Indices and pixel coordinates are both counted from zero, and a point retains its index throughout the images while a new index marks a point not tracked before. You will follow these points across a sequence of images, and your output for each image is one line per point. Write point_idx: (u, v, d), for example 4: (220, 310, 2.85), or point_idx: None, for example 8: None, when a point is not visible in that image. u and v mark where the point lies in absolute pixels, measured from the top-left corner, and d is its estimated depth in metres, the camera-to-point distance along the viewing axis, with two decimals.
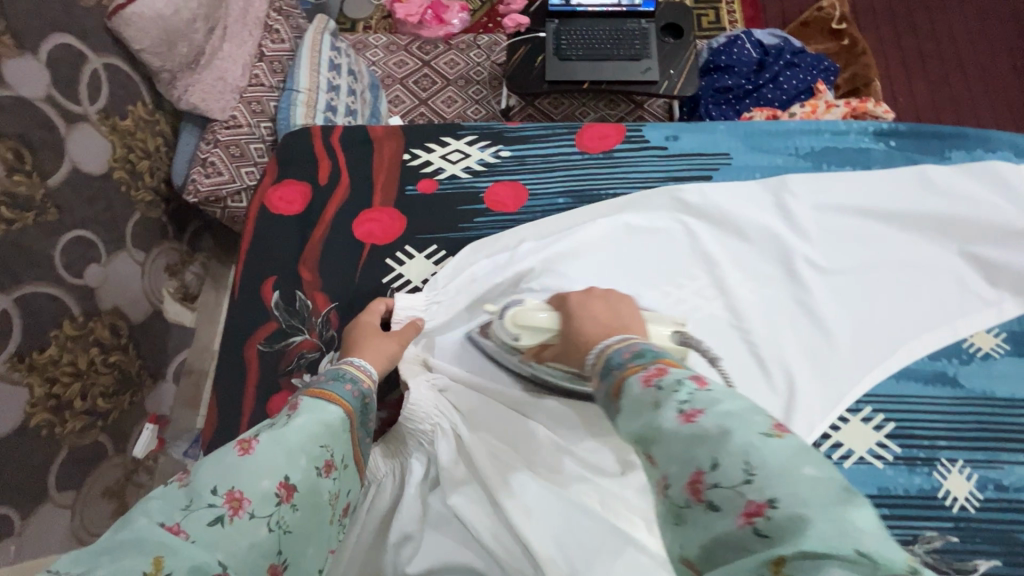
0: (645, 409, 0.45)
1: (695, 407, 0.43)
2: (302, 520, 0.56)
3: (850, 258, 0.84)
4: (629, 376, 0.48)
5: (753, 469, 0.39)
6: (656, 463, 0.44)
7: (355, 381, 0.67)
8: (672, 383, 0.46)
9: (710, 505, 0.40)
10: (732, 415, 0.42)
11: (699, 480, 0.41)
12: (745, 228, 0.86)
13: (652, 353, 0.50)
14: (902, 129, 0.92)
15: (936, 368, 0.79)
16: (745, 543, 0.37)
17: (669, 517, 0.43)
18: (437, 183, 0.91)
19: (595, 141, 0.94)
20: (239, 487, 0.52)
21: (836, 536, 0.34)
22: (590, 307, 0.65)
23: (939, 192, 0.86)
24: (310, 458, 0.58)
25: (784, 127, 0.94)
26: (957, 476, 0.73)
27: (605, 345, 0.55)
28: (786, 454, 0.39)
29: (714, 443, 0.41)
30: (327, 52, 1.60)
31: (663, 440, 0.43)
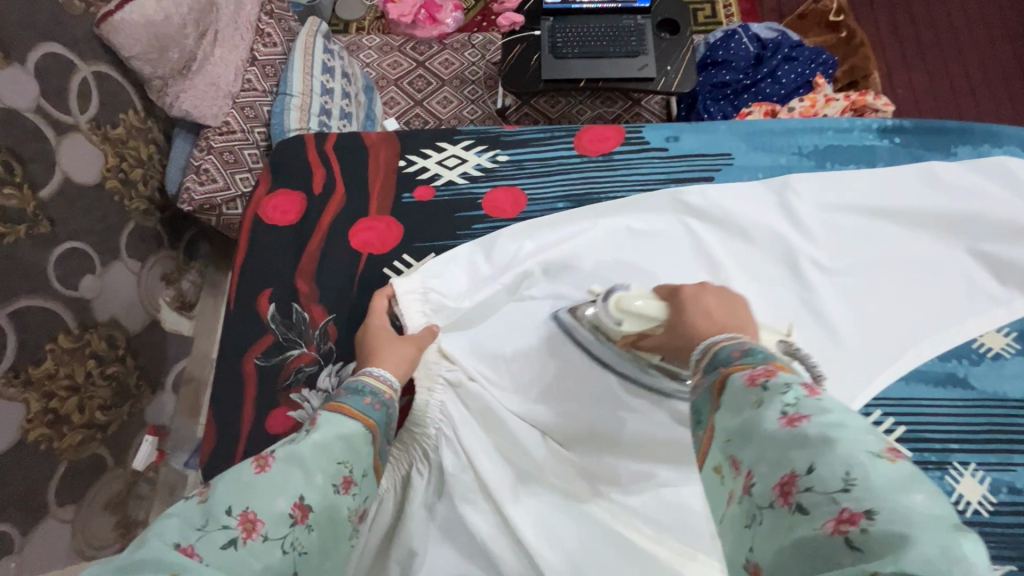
0: (745, 407, 0.44)
1: (801, 412, 0.41)
2: (318, 542, 0.52)
3: (854, 257, 0.82)
4: (732, 372, 0.47)
5: (854, 479, 0.36)
6: (745, 462, 0.43)
7: (374, 395, 0.65)
8: (780, 385, 0.44)
9: (798, 508, 0.38)
10: (843, 426, 0.39)
11: (791, 485, 0.39)
12: (749, 229, 0.84)
13: (765, 355, 0.48)
14: (907, 125, 0.91)
15: (947, 370, 0.77)
16: (834, 554, 0.35)
17: (746, 515, 0.42)
18: (434, 190, 0.90)
19: (595, 143, 0.92)
20: (253, 508, 0.50)
21: (942, 561, 0.31)
22: (708, 299, 0.59)
23: (945, 189, 0.84)
24: (326, 475, 0.54)
25: (787, 126, 0.92)
26: (970, 480, 0.72)
27: (713, 340, 0.52)
28: (894, 476, 0.36)
29: (814, 450, 0.39)
30: (321, 55, 1.59)
31: (757, 438, 0.42)
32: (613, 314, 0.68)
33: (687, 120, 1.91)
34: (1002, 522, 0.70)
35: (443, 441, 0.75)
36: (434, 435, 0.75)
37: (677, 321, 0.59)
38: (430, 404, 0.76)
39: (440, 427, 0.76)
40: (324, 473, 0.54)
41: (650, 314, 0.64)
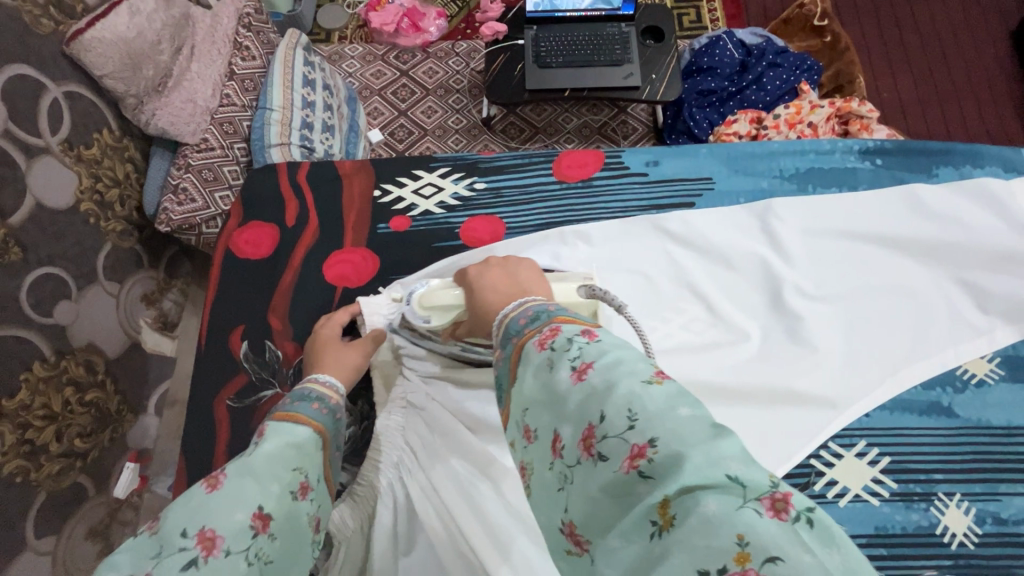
0: (540, 372, 0.43)
1: (586, 361, 0.41)
2: (283, 548, 0.51)
3: (836, 281, 0.81)
4: (526, 341, 0.45)
5: (635, 414, 0.37)
6: (545, 432, 0.41)
7: (321, 400, 0.64)
8: (564, 341, 0.43)
9: (598, 457, 0.37)
10: (620, 364, 0.40)
11: (591, 436, 0.38)
12: (730, 256, 0.83)
13: (548, 314, 0.47)
14: (887, 147, 0.91)
15: (931, 398, 0.77)
16: (631, 488, 0.35)
17: (553, 482, 0.40)
18: (410, 220, 0.88)
19: (573, 169, 0.91)
20: (210, 525, 0.47)
21: (709, 465, 0.33)
22: (493, 275, 0.61)
23: (928, 214, 0.84)
24: (282, 483, 0.53)
25: (768, 148, 0.91)
26: (954, 511, 0.71)
27: (505, 313, 0.51)
28: (665, 397, 0.37)
29: (600, 396, 0.39)
30: (301, 68, 1.56)
31: (558, 399, 0.41)
32: (419, 314, 0.72)
33: (673, 128, 1.90)
34: (989, 553, 0.69)
35: (403, 468, 0.75)
36: (396, 466, 0.76)
37: (474, 303, 0.60)
38: (389, 430, 0.79)
39: (400, 455, 0.76)
40: (279, 480, 0.53)
41: (454, 303, 0.69)
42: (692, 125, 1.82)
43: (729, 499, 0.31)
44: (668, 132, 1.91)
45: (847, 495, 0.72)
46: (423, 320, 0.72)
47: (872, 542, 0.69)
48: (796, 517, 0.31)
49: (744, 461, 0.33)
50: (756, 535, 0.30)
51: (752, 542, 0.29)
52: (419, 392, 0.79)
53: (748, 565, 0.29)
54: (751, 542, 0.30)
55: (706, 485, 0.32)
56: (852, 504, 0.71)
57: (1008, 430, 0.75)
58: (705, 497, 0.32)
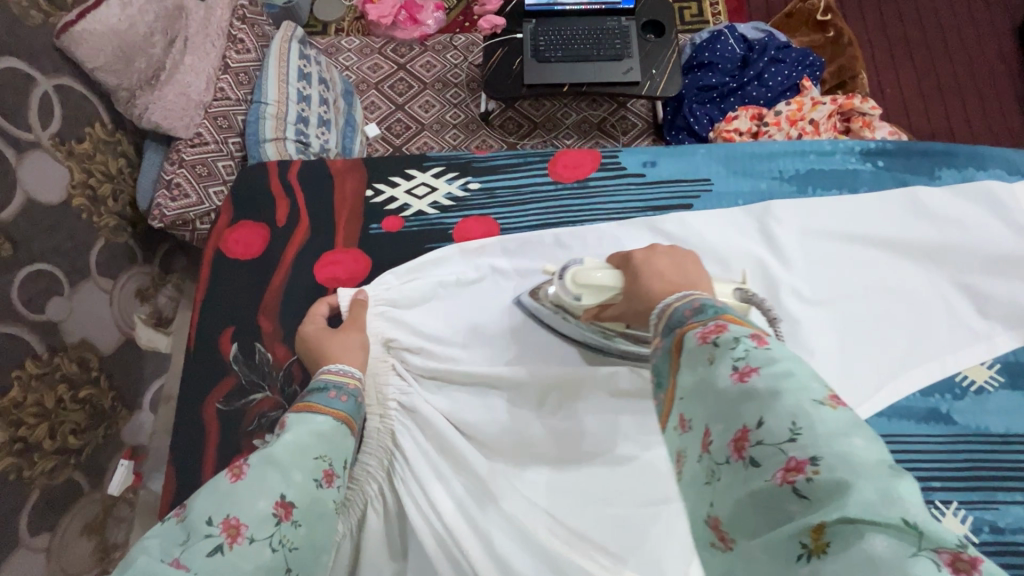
0: (698, 366, 0.45)
1: (750, 366, 0.42)
2: (309, 535, 0.52)
3: (835, 285, 0.80)
4: (684, 332, 0.47)
5: (799, 429, 0.38)
6: (699, 425, 0.44)
7: (339, 388, 0.65)
8: (729, 340, 0.44)
9: (750, 462, 0.40)
10: (790, 376, 0.41)
11: (744, 439, 0.40)
12: (728, 258, 0.81)
13: (713, 311, 0.48)
14: (890, 147, 0.89)
15: (929, 405, 0.75)
16: (786, 502, 0.37)
17: (700, 477, 0.43)
18: (403, 221, 0.86)
19: (569, 170, 0.89)
20: (235, 513, 0.49)
21: (881, 504, 0.34)
22: (659, 262, 0.58)
23: (928, 217, 0.83)
24: (305, 470, 0.54)
25: (768, 149, 0.89)
26: (951, 519, 0.70)
27: (667, 301, 0.51)
28: (837, 422, 0.38)
29: (765, 404, 0.40)
30: (296, 61, 1.54)
31: (718, 396, 0.43)
32: (571, 289, 0.68)
33: (673, 124, 1.88)
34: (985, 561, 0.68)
35: (393, 472, 0.73)
36: (387, 469, 0.74)
37: (636, 288, 0.57)
38: (380, 432, 0.76)
39: (390, 458, 0.74)
40: (302, 467, 0.54)
41: (609, 285, 0.63)
42: (692, 121, 1.81)
43: (903, 545, 0.32)
44: (668, 128, 1.89)
45: None
46: (573, 296, 0.67)
47: None
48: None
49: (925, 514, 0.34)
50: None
51: None
52: (413, 392, 0.76)
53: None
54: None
55: (877, 524, 0.33)
56: None
57: (1006, 439, 0.74)
58: (876, 536, 0.33)
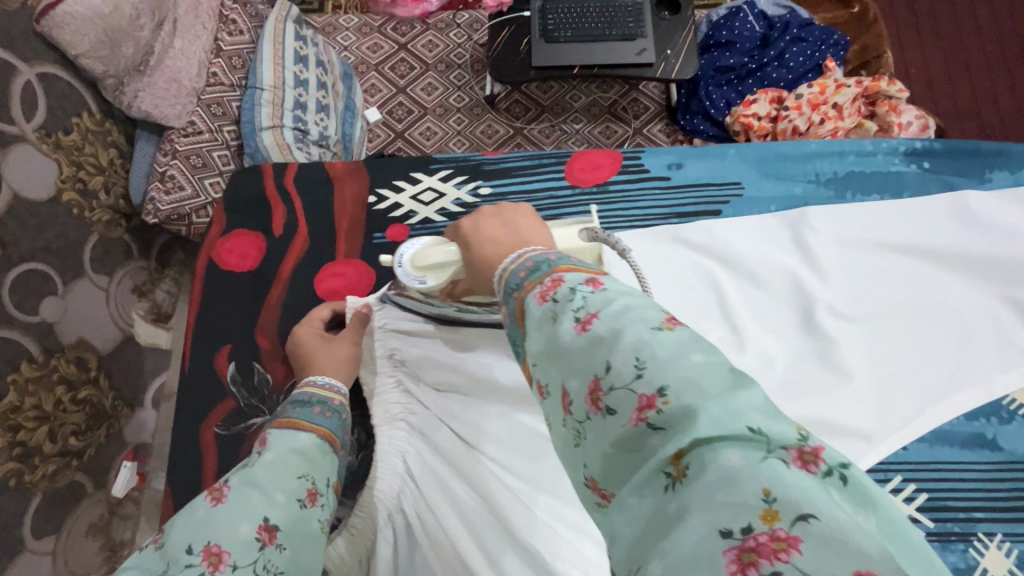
0: (544, 326, 0.39)
1: (590, 311, 0.37)
2: (294, 560, 0.48)
3: (871, 300, 0.74)
4: (527, 292, 0.41)
5: (643, 361, 0.33)
6: (554, 389, 0.38)
7: (322, 403, 0.61)
8: (567, 292, 0.39)
9: (608, 410, 0.34)
10: (626, 311, 0.36)
11: (598, 388, 0.35)
12: (758, 271, 0.75)
13: (549, 264, 0.43)
14: (935, 147, 0.82)
15: (973, 430, 0.70)
16: (644, 444, 0.32)
17: (569, 439, 0.37)
18: (408, 229, 0.80)
19: (588, 172, 0.82)
20: (216, 540, 0.44)
21: (728, 416, 0.30)
22: (487, 226, 0.51)
23: (977, 224, 0.76)
24: (287, 491, 0.50)
25: (803, 149, 0.82)
26: (995, 552, 0.65)
27: (504, 266, 0.46)
28: (676, 342, 0.34)
29: (607, 344, 0.35)
30: (292, 43, 1.45)
31: (566, 353, 0.37)
32: (414, 274, 0.65)
33: (688, 107, 1.79)
34: None
35: (404, 497, 0.68)
36: (398, 495, 0.69)
37: (472, 262, 0.52)
38: (389, 455, 0.71)
39: (402, 483, 0.69)
40: (283, 487, 0.50)
41: (448, 259, 0.62)
42: (708, 105, 1.72)
43: (752, 451, 0.29)
44: (682, 112, 1.80)
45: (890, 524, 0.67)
46: (418, 281, 0.65)
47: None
48: (825, 470, 0.28)
49: (767, 413, 0.31)
50: (785, 491, 0.27)
51: (780, 498, 0.27)
52: (422, 413, 0.72)
53: (778, 524, 0.26)
54: (779, 498, 0.27)
55: (724, 437, 0.29)
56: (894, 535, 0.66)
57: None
58: (725, 449, 0.29)
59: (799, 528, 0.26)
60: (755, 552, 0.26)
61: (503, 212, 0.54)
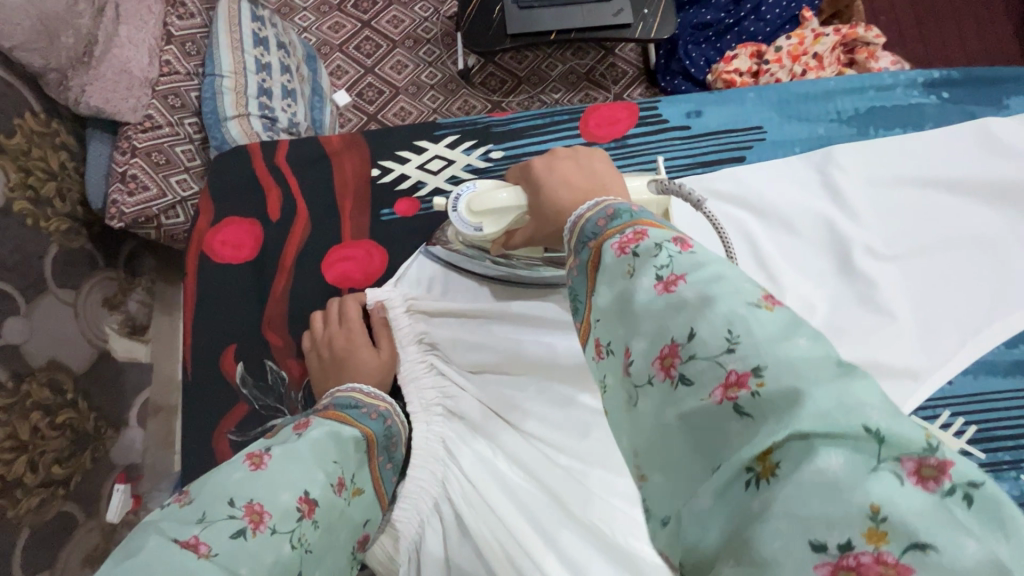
0: (617, 280, 0.34)
1: (676, 273, 0.32)
2: (321, 541, 0.47)
3: (907, 238, 0.72)
4: (602, 242, 0.36)
5: (737, 337, 0.28)
6: (610, 348, 0.34)
7: (370, 404, 0.59)
8: (650, 248, 0.34)
9: (680, 381, 0.29)
10: (722, 279, 0.31)
11: (673, 356, 0.30)
12: (791, 217, 0.73)
13: (632, 216, 0.37)
14: (954, 76, 0.79)
15: (1014, 358, 0.70)
16: (720, 426, 0.27)
17: (619, 402, 0.33)
18: (419, 203, 0.74)
19: (604, 127, 0.76)
20: (258, 499, 0.43)
21: (840, 410, 0.24)
22: (563, 166, 0.48)
23: (1001, 151, 0.75)
24: (326, 472, 0.48)
25: (824, 87, 0.78)
26: None
27: (578, 213, 0.41)
28: (780, 320, 0.28)
29: (692, 312, 0.30)
30: (249, 24, 1.34)
31: (632, 310, 0.32)
32: (469, 221, 0.60)
33: (668, 70, 1.76)
34: None
35: (450, 484, 0.64)
36: (441, 482, 0.64)
37: (538, 204, 0.48)
38: (430, 441, 0.66)
39: (445, 470, 0.65)
40: (325, 466, 0.48)
41: (507, 206, 0.55)
42: (688, 64, 1.69)
43: (860, 459, 0.23)
44: (662, 74, 1.77)
45: None
46: (473, 228, 0.60)
47: None
48: (947, 489, 0.22)
49: (886, 412, 0.24)
50: (898, 510, 0.22)
51: (893, 519, 0.22)
52: (461, 395, 0.67)
53: (885, 547, 0.22)
54: (890, 518, 0.22)
55: (833, 436, 0.24)
56: None
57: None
58: (829, 451, 0.24)
59: (912, 558, 0.22)
60: (855, 571, 0.22)
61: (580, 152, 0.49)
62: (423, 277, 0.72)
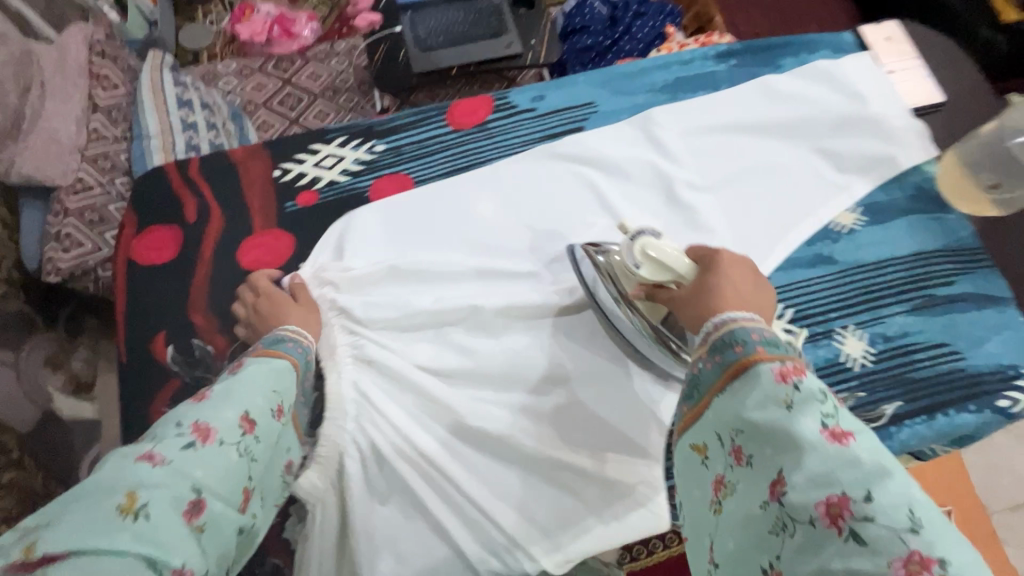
0: (775, 402, 0.45)
1: (845, 430, 0.43)
2: (264, 451, 0.57)
3: (718, 173, 0.91)
4: (760, 360, 0.48)
5: (919, 520, 0.38)
6: (766, 473, 0.45)
7: (295, 341, 0.69)
8: (813, 389, 0.45)
9: (848, 535, 0.39)
10: (888, 457, 0.42)
11: (842, 507, 0.40)
12: (625, 167, 0.90)
13: (779, 348, 0.50)
14: (739, 49, 1.00)
15: (815, 252, 0.87)
16: None
17: (771, 524, 0.44)
18: (318, 193, 0.86)
19: (466, 116, 0.92)
20: (204, 419, 0.53)
21: None
22: (736, 276, 0.61)
23: (780, 97, 0.95)
24: (264, 398, 0.58)
25: (638, 66, 0.97)
26: (851, 339, 0.83)
27: (728, 318, 0.53)
28: (948, 526, 0.38)
29: (867, 477, 0.40)
30: (172, 90, 1.40)
31: (798, 444, 0.43)
32: (636, 258, 0.67)
33: None
34: (883, 365, 0.81)
35: (361, 417, 0.74)
36: (355, 417, 0.74)
37: (701, 282, 0.61)
38: (343, 386, 0.74)
39: (357, 407, 0.74)
40: (263, 392, 0.59)
41: (677, 269, 0.65)
42: None
43: None
44: None
45: None
46: (634, 264, 0.67)
47: None
48: None
49: None
50: None
51: None
52: (367, 343, 0.77)
53: None
54: None
55: None
56: None
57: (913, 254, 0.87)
58: None
59: None
60: None
61: (753, 275, 0.62)
62: (326, 248, 0.83)
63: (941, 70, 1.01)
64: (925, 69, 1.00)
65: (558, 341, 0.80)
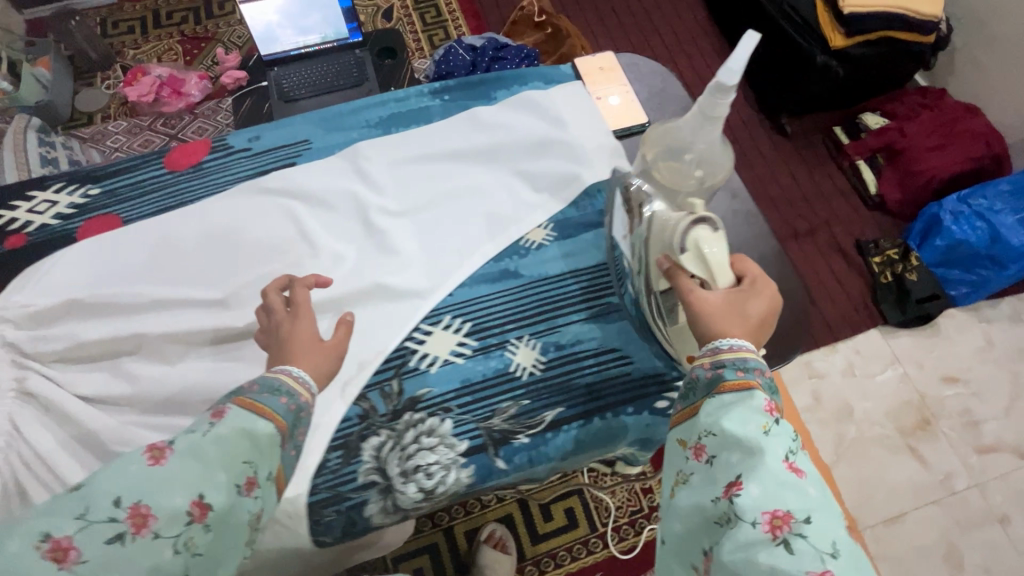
0: (752, 422, 0.53)
1: (800, 466, 0.50)
2: (214, 542, 0.51)
3: (417, 197, 0.96)
4: (757, 390, 0.56)
5: (837, 551, 0.45)
6: (726, 474, 0.51)
7: (289, 395, 0.62)
8: (784, 429, 0.53)
9: (782, 543, 0.45)
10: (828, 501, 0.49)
11: (784, 521, 0.46)
12: (327, 198, 0.95)
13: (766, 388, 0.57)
14: (453, 85, 1.08)
15: (501, 268, 0.92)
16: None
17: (717, 516, 0.51)
18: (26, 236, 0.92)
19: (184, 158, 0.99)
20: (147, 503, 0.47)
21: None
22: (758, 312, 0.63)
23: (483, 125, 1.01)
24: (230, 473, 0.52)
25: (355, 105, 1.05)
26: (523, 349, 0.86)
27: (741, 352, 0.61)
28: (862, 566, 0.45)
29: (810, 507, 0.47)
30: (36, 148, 1.43)
31: (762, 457, 0.50)
32: (684, 243, 0.66)
33: None
34: (551, 373, 0.84)
35: (11, 453, 0.75)
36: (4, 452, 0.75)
37: (725, 302, 0.63)
38: None
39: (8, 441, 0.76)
40: (232, 468, 0.52)
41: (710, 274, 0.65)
42: None
43: None
44: None
45: (438, 362, 0.85)
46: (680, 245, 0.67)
47: (457, 395, 0.82)
48: None
49: None
50: None
51: None
52: (32, 376, 0.80)
53: None
54: None
55: None
56: (443, 370, 0.84)
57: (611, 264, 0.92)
58: None
59: None
60: None
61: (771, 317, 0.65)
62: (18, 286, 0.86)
63: (646, 98, 1.09)
64: (633, 94, 1.07)
65: (232, 365, 0.83)
